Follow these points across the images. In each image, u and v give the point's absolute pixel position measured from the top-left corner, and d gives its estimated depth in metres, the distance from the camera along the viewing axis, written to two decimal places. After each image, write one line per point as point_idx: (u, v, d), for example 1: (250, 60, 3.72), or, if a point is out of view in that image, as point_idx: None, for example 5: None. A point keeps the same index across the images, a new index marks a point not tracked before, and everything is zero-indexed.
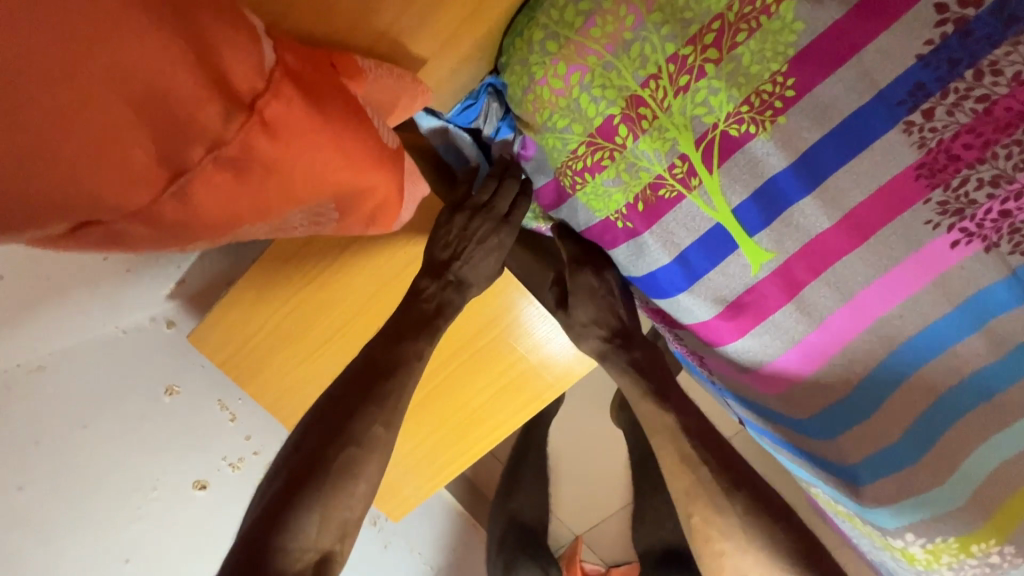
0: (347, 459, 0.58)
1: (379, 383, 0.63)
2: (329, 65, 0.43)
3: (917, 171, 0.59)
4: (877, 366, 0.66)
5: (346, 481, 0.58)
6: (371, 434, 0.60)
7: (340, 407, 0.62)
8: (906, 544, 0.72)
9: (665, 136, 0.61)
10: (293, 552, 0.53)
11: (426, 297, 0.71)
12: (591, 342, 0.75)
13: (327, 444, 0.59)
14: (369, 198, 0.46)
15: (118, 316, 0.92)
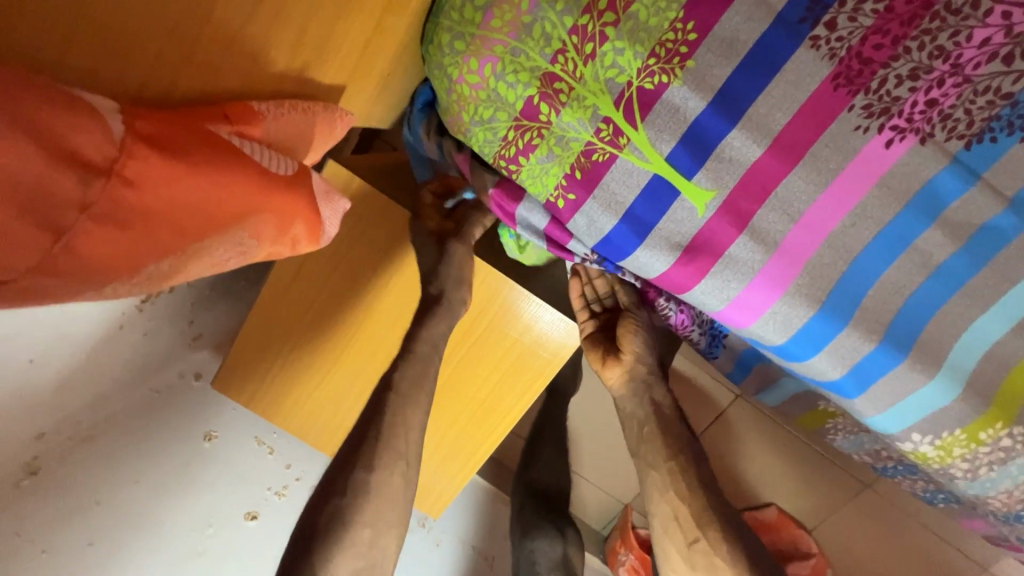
0: (339, 509, 0.64)
1: (368, 429, 0.69)
2: (221, 117, 0.46)
3: (834, 82, 0.60)
4: (842, 277, 0.66)
5: (347, 527, 0.64)
6: (366, 479, 0.66)
7: (335, 470, 0.68)
8: (916, 445, 0.73)
9: (585, 104, 0.63)
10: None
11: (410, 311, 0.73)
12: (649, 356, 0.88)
13: (328, 499, 0.65)
14: (282, 217, 0.49)
15: (149, 377, 1.00)
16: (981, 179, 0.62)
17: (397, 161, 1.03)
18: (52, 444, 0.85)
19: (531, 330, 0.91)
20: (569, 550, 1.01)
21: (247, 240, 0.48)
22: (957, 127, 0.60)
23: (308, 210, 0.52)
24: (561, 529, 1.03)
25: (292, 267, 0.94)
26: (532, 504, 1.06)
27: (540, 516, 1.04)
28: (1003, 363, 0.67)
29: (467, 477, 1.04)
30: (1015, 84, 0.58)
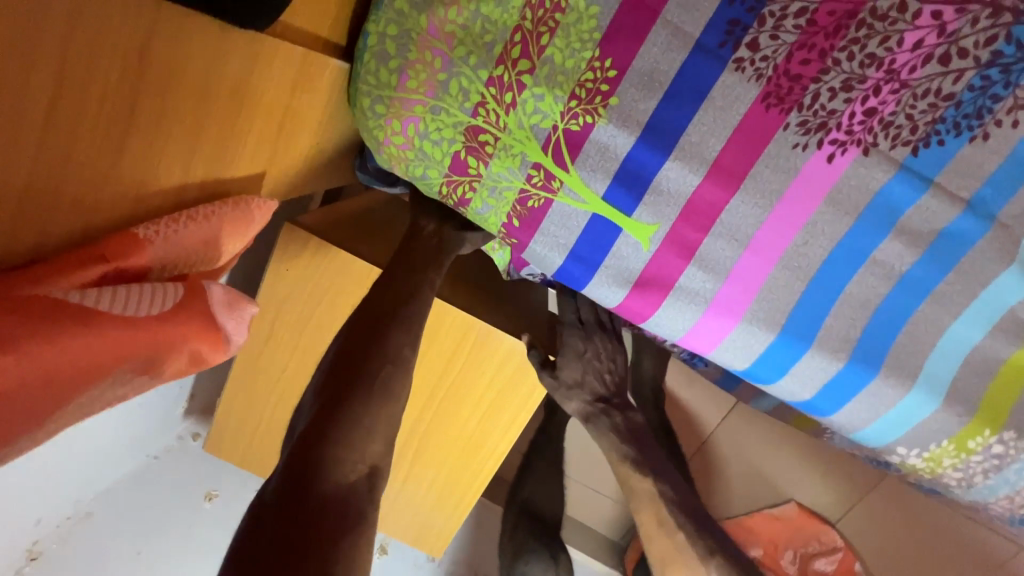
0: (382, 376, 0.57)
1: (399, 306, 0.62)
2: (97, 258, 0.41)
3: (765, 102, 0.59)
4: (799, 299, 0.63)
5: (390, 395, 0.56)
6: (400, 354, 0.59)
7: (360, 341, 0.59)
8: (905, 458, 0.69)
9: (513, 153, 0.62)
10: (344, 465, 0.50)
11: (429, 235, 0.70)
12: (576, 404, 0.76)
13: (355, 368, 0.56)
14: (182, 341, 0.45)
15: (147, 446, 1.03)
16: (936, 183, 0.59)
17: (364, 205, 1.04)
18: (50, 528, 0.88)
19: (508, 368, 0.91)
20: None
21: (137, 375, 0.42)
22: (901, 133, 0.57)
23: (210, 330, 0.47)
24: (553, 553, 0.99)
25: (265, 327, 0.95)
26: (525, 525, 1.03)
27: (532, 540, 1.01)
28: (984, 366, 0.64)
29: (462, 516, 1.04)
30: (956, 83, 0.56)
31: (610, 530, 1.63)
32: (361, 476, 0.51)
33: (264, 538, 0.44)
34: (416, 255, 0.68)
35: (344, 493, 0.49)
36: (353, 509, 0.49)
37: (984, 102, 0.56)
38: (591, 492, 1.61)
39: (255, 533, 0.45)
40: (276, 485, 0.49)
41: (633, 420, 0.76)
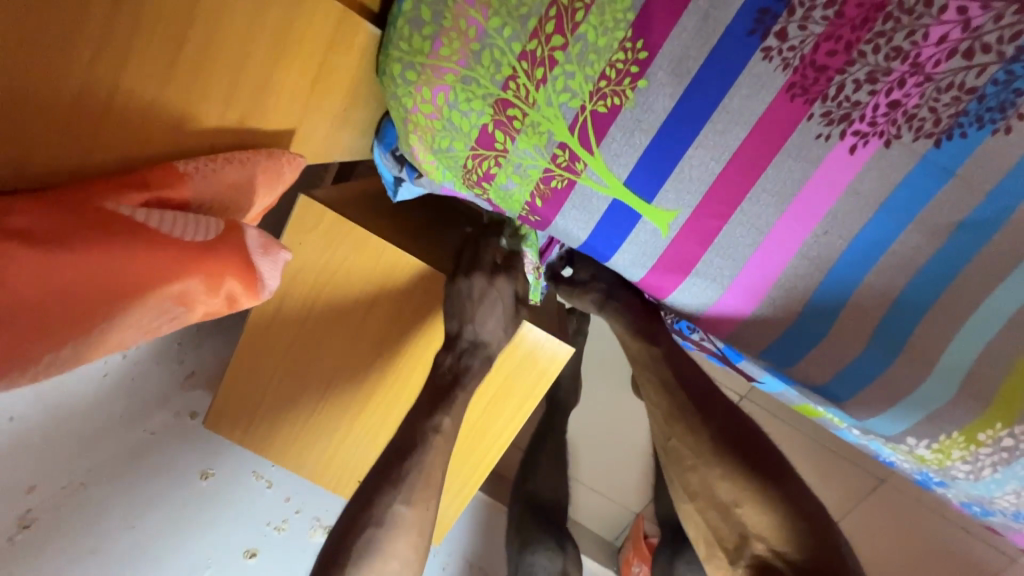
0: (372, 540, 0.61)
1: (395, 467, 0.66)
2: (141, 184, 0.49)
3: (789, 93, 0.58)
4: (817, 289, 0.64)
5: (378, 562, 0.60)
6: (394, 515, 0.63)
7: (359, 499, 0.64)
8: (914, 449, 0.70)
9: (540, 130, 0.63)
10: None
11: (445, 370, 0.78)
12: (590, 300, 0.91)
13: (350, 533, 0.61)
14: (213, 281, 0.52)
15: (141, 421, 1.01)
16: (956, 175, 0.59)
17: (376, 186, 1.04)
18: (44, 496, 0.85)
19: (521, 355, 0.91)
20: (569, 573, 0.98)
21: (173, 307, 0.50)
22: (924, 125, 0.57)
23: (239, 272, 0.54)
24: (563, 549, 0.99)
25: (271, 303, 0.94)
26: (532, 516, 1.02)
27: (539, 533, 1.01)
28: (1002, 361, 0.63)
29: (463, 502, 1.03)
30: (979, 78, 0.55)
31: (609, 531, 1.66)
32: None
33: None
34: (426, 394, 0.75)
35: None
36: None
37: (1007, 96, 0.55)
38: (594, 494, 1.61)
39: None
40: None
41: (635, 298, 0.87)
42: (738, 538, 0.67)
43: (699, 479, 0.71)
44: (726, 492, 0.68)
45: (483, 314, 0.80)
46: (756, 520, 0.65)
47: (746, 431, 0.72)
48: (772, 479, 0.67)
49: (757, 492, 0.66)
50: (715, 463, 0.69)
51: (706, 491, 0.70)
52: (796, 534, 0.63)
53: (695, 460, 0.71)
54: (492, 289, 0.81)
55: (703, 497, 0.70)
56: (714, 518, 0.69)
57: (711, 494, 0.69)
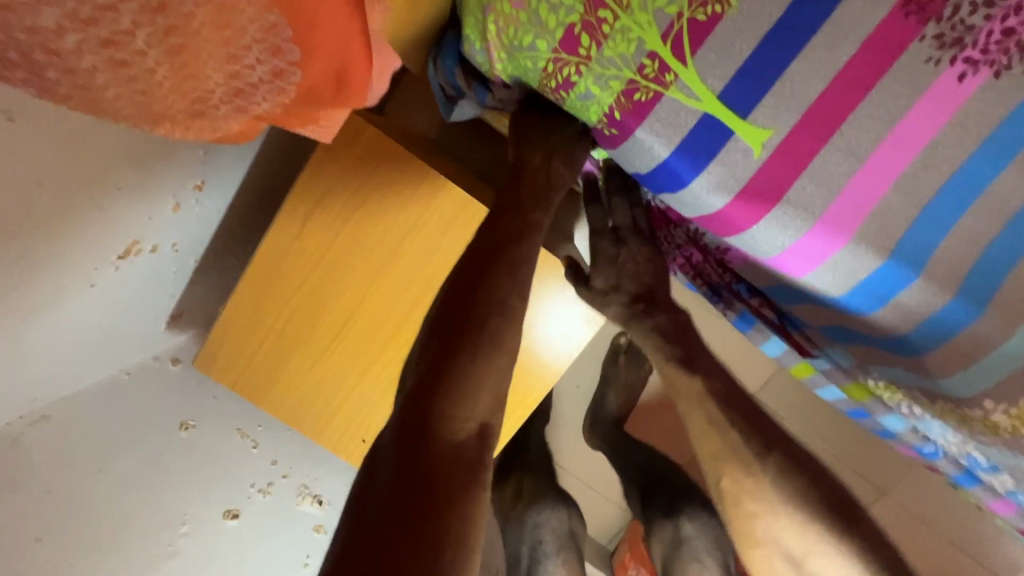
0: (495, 326, 0.54)
1: (505, 253, 0.59)
2: None
3: (904, 10, 0.55)
4: (910, 227, 0.61)
5: (495, 351, 0.53)
6: (507, 301, 0.56)
7: (464, 284, 0.57)
8: (986, 414, 0.66)
9: (629, 36, 0.58)
10: (455, 422, 0.49)
11: (536, 171, 0.69)
12: (614, 309, 0.74)
13: (470, 307, 0.54)
14: (344, 56, 0.44)
15: (121, 359, 0.90)
16: None
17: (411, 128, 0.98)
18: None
19: (555, 300, 0.90)
20: (573, 526, 1.10)
21: (290, 52, 0.41)
22: None
23: (365, 57, 0.46)
24: (563, 501, 1.12)
25: (290, 231, 0.87)
26: (530, 486, 1.13)
27: (540, 488, 1.13)
28: None
29: (477, 468, 0.98)
30: None
31: (597, 531, 1.53)
32: (472, 441, 0.49)
33: (378, 523, 0.43)
34: (519, 192, 0.67)
35: (458, 451, 0.48)
36: (468, 468, 0.48)
37: None
38: (590, 492, 1.51)
39: (375, 493, 0.45)
40: (382, 452, 0.48)
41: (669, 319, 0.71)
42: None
43: (765, 526, 0.62)
44: (796, 543, 0.61)
45: (583, 132, 0.71)
46: (833, 570, 0.60)
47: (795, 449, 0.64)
48: (850, 520, 0.61)
49: (828, 534, 0.60)
50: (792, 517, 0.61)
51: (773, 541, 0.62)
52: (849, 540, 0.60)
53: (759, 504, 0.62)
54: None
55: (767, 545, 0.62)
56: (776, 560, 0.62)
57: (776, 545, 0.62)
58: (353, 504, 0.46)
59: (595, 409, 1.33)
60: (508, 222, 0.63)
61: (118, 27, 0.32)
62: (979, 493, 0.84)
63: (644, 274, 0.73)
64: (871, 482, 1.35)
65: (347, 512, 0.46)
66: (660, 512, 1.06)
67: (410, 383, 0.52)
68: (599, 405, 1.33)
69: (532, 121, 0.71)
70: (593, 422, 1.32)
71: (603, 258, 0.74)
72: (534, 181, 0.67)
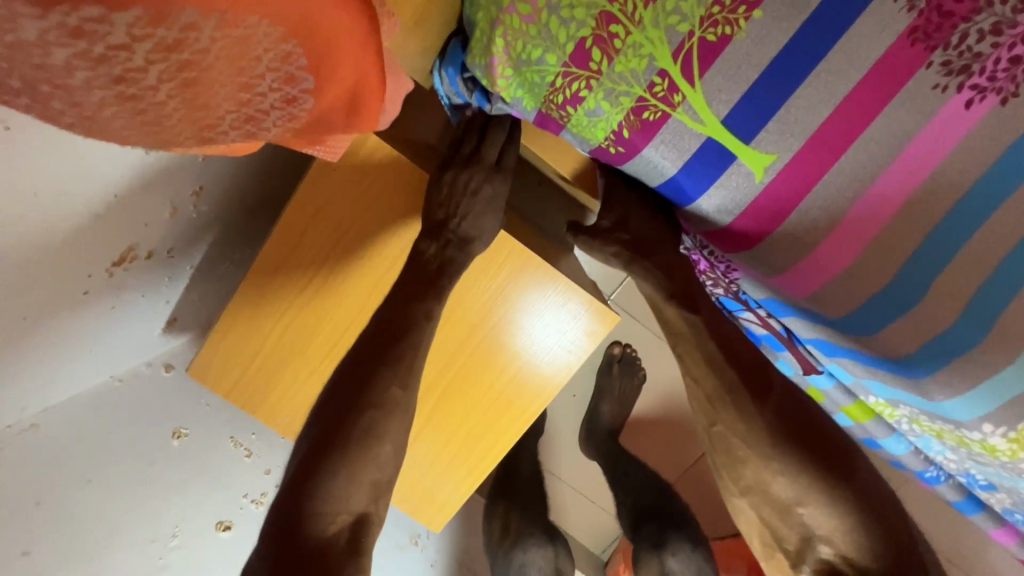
0: (368, 422, 0.64)
1: (393, 347, 0.68)
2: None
3: (911, 37, 0.55)
4: (915, 253, 0.61)
5: (370, 443, 0.64)
6: (383, 400, 0.66)
7: (351, 379, 0.67)
8: (984, 436, 0.64)
9: (640, 53, 0.57)
10: (325, 517, 0.60)
11: (430, 258, 0.76)
12: (614, 247, 0.78)
13: (346, 410, 0.64)
14: (358, 82, 0.44)
15: (114, 365, 0.89)
16: None
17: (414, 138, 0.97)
18: None
19: (555, 312, 0.89)
20: (561, 563, 1.12)
21: (305, 80, 0.40)
22: None
23: (378, 80, 0.45)
24: (551, 538, 1.13)
25: (287, 243, 0.87)
26: (518, 517, 1.14)
27: (527, 523, 1.14)
28: None
29: (476, 480, 0.97)
30: None
31: (590, 540, 1.53)
32: (342, 531, 0.61)
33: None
34: (410, 283, 0.73)
35: (323, 545, 0.58)
36: (332, 557, 0.58)
37: None
38: (586, 502, 1.49)
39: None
40: (260, 548, 0.58)
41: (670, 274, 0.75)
42: (800, 539, 0.62)
43: (753, 473, 0.65)
44: (785, 491, 0.63)
45: (476, 212, 0.77)
46: (820, 520, 0.61)
47: (797, 401, 0.67)
48: (840, 475, 0.62)
49: (814, 482, 0.62)
50: (780, 467, 0.63)
51: (761, 489, 0.64)
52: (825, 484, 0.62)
53: (749, 452, 0.65)
54: (488, 185, 0.77)
55: (757, 493, 0.65)
56: (765, 508, 0.64)
57: (767, 493, 0.64)
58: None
59: (590, 422, 1.32)
60: (398, 313, 0.71)
61: (130, 65, 0.30)
62: (980, 520, 0.84)
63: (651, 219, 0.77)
64: None
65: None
66: (649, 544, 1.09)
67: (289, 477, 0.62)
68: (593, 416, 1.32)
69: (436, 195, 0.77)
70: (589, 435, 1.32)
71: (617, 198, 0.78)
72: (426, 269, 0.75)
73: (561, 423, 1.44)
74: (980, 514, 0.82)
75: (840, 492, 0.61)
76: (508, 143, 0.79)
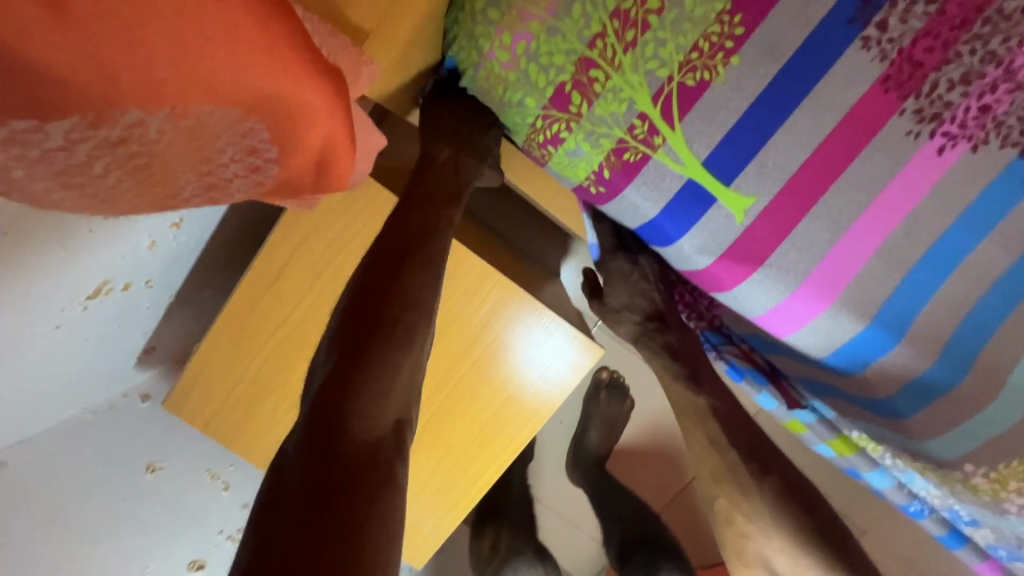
0: (404, 319, 0.54)
1: (417, 249, 0.59)
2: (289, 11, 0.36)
3: (884, 85, 0.57)
4: (891, 295, 0.62)
5: (409, 343, 0.53)
6: (418, 298, 0.56)
7: (375, 275, 0.56)
8: (967, 479, 0.58)
9: (620, 96, 0.58)
10: (368, 420, 0.48)
11: (442, 161, 0.69)
12: (627, 327, 0.81)
13: (380, 301, 0.54)
14: (326, 150, 0.42)
15: (90, 397, 0.86)
16: None
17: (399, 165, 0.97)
18: None
19: (546, 339, 0.88)
20: None
21: (268, 150, 0.40)
22: (1011, 133, 0.57)
23: (348, 146, 0.43)
24: (541, 557, 1.10)
25: (269, 274, 0.85)
26: (507, 535, 1.12)
27: (517, 542, 1.12)
28: None
29: (459, 516, 0.95)
30: None
31: (578, 570, 1.49)
32: (387, 438, 0.48)
33: (280, 534, 0.40)
34: (433, 190, 0.67)
35: (369, 451, 0.46)
36: (381, 460, 0.46)
37: None
38: (573, 530, 1.47)
39: (284, 503, 0.42)
40: (291, 454, 0.46)
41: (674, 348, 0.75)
42: None
43: (754, 548, 0.62)
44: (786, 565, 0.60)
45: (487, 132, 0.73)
46: None
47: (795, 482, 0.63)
48: (840, 549, 0.59)
49: (815, 557, 0.58)
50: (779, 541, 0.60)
51: (762, 561, 0.61)
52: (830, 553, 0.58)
53: (749, 525, 0.62)
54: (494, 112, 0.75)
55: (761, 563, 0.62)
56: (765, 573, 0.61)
57: (768, 567, 0.61)
58: (263, 505, 0.43)
59: (576, 448, 1.31)
60: (419, 216, 0.63)
61: (73, 162, 0.32)
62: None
63: (655, 298, 0.79)
64: (852, 524, 1.31)
65: (256, 515, 0.43)
66: (639, 571, 1.08)
67: (317, 384, 0.50)
68: (580, 441, 1.31)
69: (442, 109, 0.71)
70: (575, 460, 1.30)
71: (617, 277, 0.81)
72: (444, 177, 0.68)
73: (547, 450, 1.42)
74: None
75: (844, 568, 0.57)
76: None
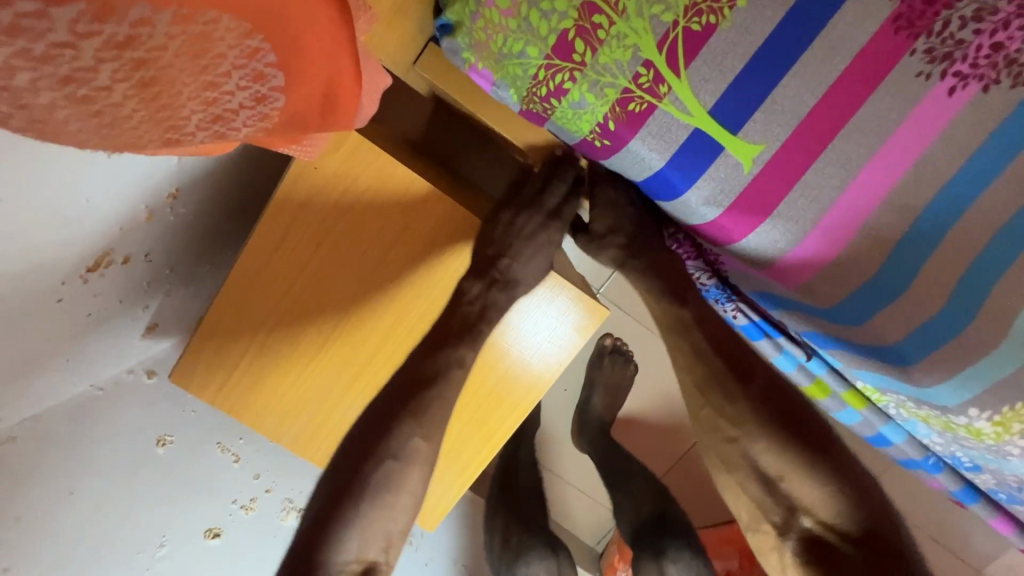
0: (383, 473, 0.61)
1: (413, 397, 0.65)
2: None
3: (895, 24, 0.55)
4: (899, 240, 0.62)
5: (388, 495, 0.60)
6: (406, 448, 0.62)
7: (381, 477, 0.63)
8: (969, 421, 0.63)
9: (625, 43, 0.56)
10: (339, 566, 0.57)
11: (469, 299, 0.75)
12: (609, 252, 0.79)
13: (363, 457, 0.61)
14: (337, 77, 0.40)
15: (94, 374, 0.87)
16: None
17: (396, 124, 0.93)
18: None
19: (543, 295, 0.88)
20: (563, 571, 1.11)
21: (274, 78, 0.36)
22: None
23: (354, 74, 0.41)
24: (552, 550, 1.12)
25: (271, 243, 0.84)
26: (516, 523, 1.14)
27: (527, 536, 1.13)
28: None
29: (468, 481, 0.97)
30: None
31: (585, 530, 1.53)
32: None
33: None
34: (452, 319, 0.73)
35: None
36: None
37: None
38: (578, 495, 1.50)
39: None
40: None
41: (659, 261, 0.75)
42: (785, 511, 0.63)
43: (739, 451, 0.66)
44: (771, 465, 0.63)
45: (526, 255, 0.77)
46: (802, 493, 0.62)
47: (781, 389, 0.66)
48: (821, 457, 0.62)
49: (796, 464, 0.62)
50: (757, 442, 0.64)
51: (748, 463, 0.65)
52: (783, 442, 0.63)
53: (735, 431, 0.65)
54: (542, 229, 0.78)
55: (740, 469, 0.66)
56: (749, 481, 0.65)
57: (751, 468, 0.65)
58: None
59: (582, 413, 1.33)
60: (422, 367, 0.68)
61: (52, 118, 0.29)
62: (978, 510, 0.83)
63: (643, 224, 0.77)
64: None
65: None
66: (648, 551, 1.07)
67: (306, 520, 0.60)
68: (584, 409, 1.33)
69: (493, 223, 0.78)
70: (581, 426, 1.32)
71: (602, 201, 0.78)
72: (466, 313, 0.73)
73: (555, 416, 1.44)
74: (979, 505, 0.81)
75: (823, 472, 0.61)
76: (571, 196, 0.83)
